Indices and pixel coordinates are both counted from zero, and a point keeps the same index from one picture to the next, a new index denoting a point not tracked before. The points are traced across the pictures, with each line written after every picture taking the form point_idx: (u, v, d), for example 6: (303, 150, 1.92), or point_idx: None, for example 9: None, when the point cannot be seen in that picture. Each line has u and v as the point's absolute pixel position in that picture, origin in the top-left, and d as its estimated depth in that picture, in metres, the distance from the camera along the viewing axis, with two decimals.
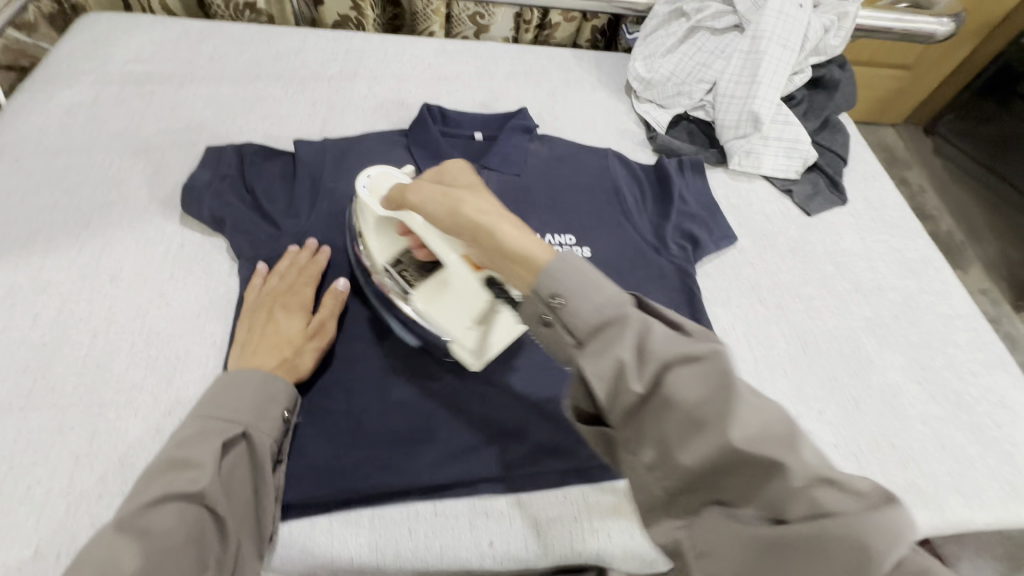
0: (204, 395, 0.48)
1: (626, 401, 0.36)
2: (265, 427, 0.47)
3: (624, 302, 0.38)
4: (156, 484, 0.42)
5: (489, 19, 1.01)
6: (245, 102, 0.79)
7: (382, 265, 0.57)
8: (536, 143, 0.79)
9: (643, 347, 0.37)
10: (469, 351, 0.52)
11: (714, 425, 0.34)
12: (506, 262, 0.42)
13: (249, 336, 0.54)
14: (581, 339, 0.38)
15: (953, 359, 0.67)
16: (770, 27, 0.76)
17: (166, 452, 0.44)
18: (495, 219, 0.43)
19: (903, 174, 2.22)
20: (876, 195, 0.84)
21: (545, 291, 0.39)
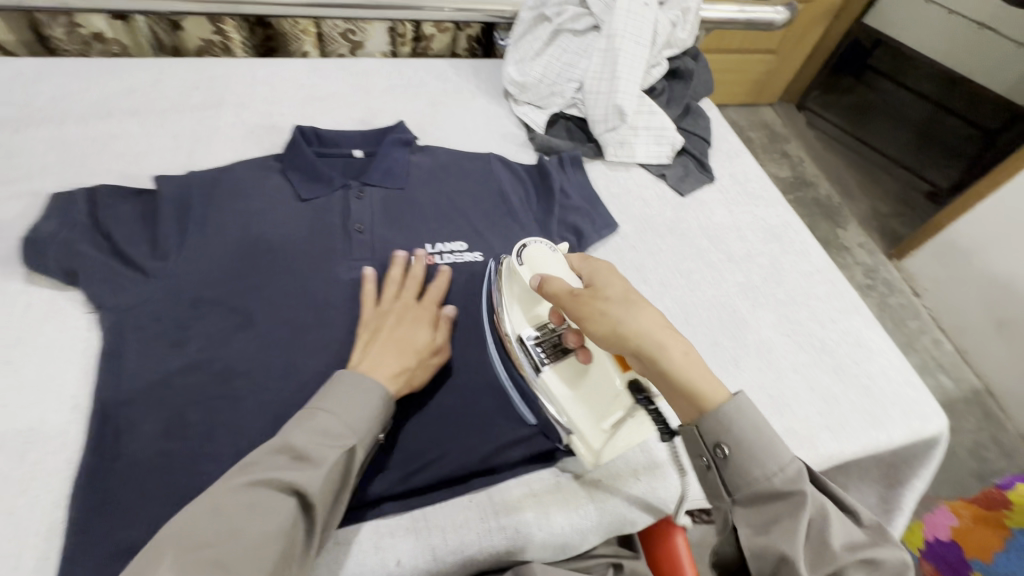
0: (326, 389, 0.52)
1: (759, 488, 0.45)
2: (370, 435, 0.51)
3: (733, 399, 0.47)
4: (256, 469, 0.46)
5: (363, 35, 1.00)
6: (95, 142, 0.73)
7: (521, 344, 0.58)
8: (418, 154, 0.80)
9: (823, 546, 0.42)
10: (590, 453, 0.55)
11: (785, 518, 0.43)
12: (672, 385, 0.48)
13: (381, 337, 0.58)
14: (721, 462, 0.47)
15: (815, 310, 0.75)
16: (623, 26, 0.81)
17: (295, 438, 0.47)
18: (673, 342, 0.48)
19: (783, 148, 2.43)
20: (740, 170, 0.92)
21: (710, 441, 0.47)
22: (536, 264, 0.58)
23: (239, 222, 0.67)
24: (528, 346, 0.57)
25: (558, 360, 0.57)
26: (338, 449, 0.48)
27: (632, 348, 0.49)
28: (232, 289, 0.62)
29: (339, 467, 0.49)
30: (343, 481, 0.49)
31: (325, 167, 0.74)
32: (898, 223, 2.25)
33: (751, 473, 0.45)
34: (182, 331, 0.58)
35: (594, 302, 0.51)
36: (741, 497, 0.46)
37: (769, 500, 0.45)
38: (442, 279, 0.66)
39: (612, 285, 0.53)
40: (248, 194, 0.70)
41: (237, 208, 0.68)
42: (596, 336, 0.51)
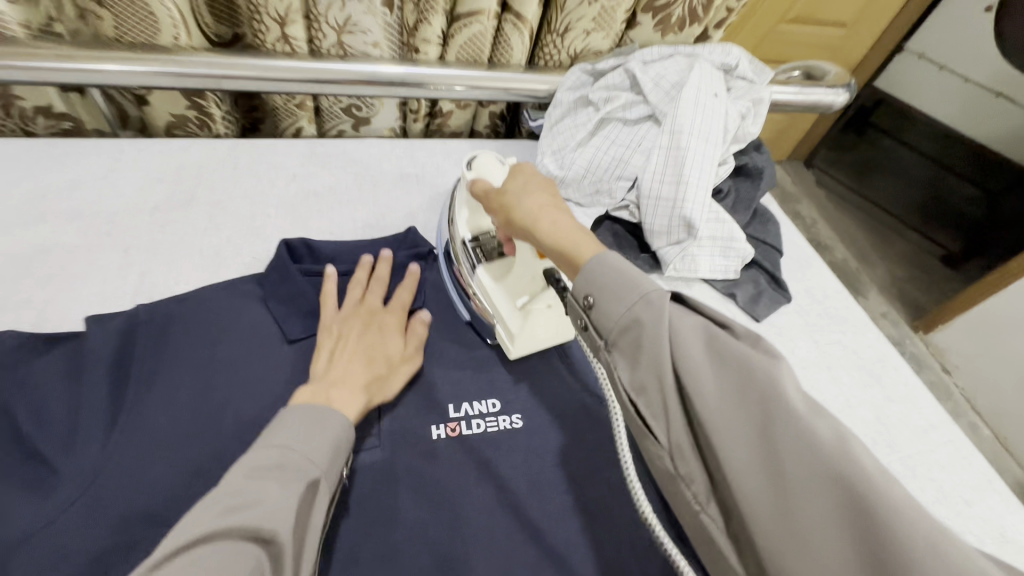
0: (272, 425, 0.44)
1: (653, 387, 0.37)
2: (332, 469, 0.44)
3: (656, 300, 0.38)
4: (200, 521, 0.35)
5: (369, 111, 0.85)
6: (17, 258, 0.56)
7: (461, 239, 0.63)
8: (432, 269, 0.66)
9: (716, 381, 0.35)
10: (506, 333, 0.59)
11: (758, 418, 0.32)
12: (549, 245, 0.47)
13: (345, 346, 0.55)
14: (611, 341, 0.40)
15: (942, 487, 0.59)
16: (689, 120, 0.67)
17: (234, 479, 0.39)
18: (555, 216, 0.48)
19: (797, 209, 2.34)
20: (816, 284, 0.77)
21: (580, 296, 0.42)
22: (478, 170, 0.61)
23: (200, 383, 0.50)
24: (471, 247, 0.62)
25: (493, 262, 0.62)
26: (303, 483, 0.41)
27: (530, 216, 0.50)
28: (182, 495, 0.45)
29: (304, 501, 0.40)
30: (307, 525, 0.40)
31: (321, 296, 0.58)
32: (920, 292, 2.15)
33: (679, 445, 0.35)
34: (103, 574, 0.41)
35: (500, 197, 0.54)
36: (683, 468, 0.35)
37: (670, 389, 0.36)
38: (412, 282, 0.62)
39: (518, 191, 0.52)
40: (214, 338, 0.53)
41: (198, 361, 0.51)
42: (496, 216, 0.55)
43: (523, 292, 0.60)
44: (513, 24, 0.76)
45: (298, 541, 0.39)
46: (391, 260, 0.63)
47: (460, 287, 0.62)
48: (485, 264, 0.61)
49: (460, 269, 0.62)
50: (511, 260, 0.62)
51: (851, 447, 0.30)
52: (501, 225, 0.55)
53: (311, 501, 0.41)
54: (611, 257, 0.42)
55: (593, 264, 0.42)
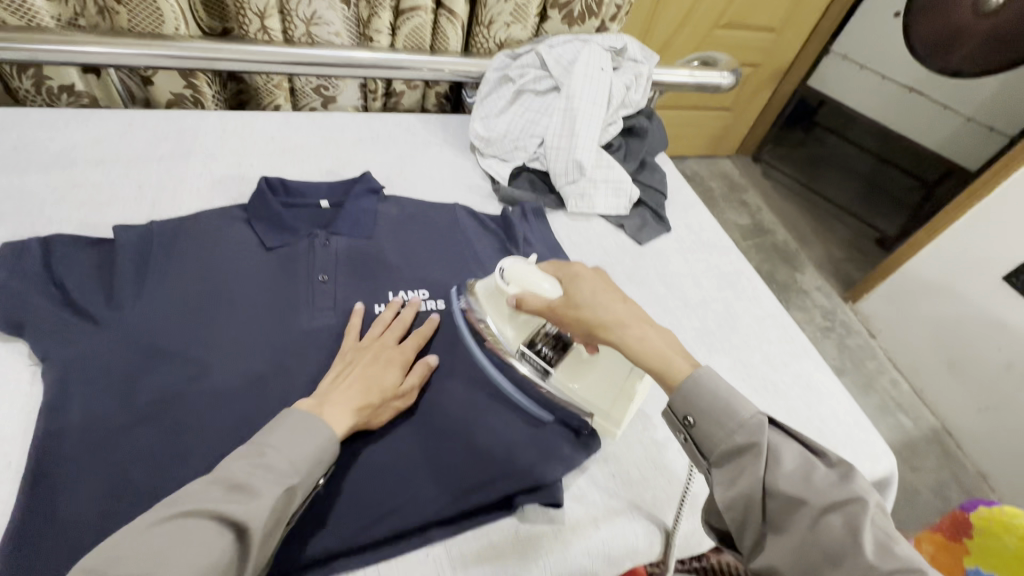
0: (270, 428, 0.52)
1: (722, 444, 0.50)
2: (310, 479, 0.51)
3: (758, 425, 0.49)
4: (184, 505, 0.44)
5: (335, 90, 1.04)
6: (55, 191, 0.73)
7: (518, 349, 0.65)
8: (384, 203, 0.83)
9: (775, 467, 0.47)
10: (603, 415, 0.63)
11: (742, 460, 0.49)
12: (637, 358, 0.55)
13: (350, 372, 0.61)
14: (714, 459, 0.51)
15: (768, 355, 0.78)
16: (580, 88, 0.88)
17: (230, 472, 0.47)
18: (639, 330, 0.56)
19: (741, 197, 2.57)
20: (694, 220, 0.97)
21: (680, 415, 0.53)
22: (516, 279, 0.63)
23: (200, 271, 0.68)
24: (528, 354, 0.64)
25: (558, 365, 0.63)
26: (282, 485, 0.48)
27: (605, 314, 0.57)
28: (187, 339, 0.61)
29: (279, 507, 0.47)
30: (279, 526, 0.47)
31: (291, 217, 0.75)
32: (852, 267, 2.37)
33: (687, 443, 0.54)
34: (131, 384, 0.57)
35: (572, 310, 0.59)
36: (715, 460, 0.51)
37: (734, 456, 0.50)
38: (427, 328, 0.68)
39: (586, 290, 0.59)
40: (211, 243, 0.71)
41: (198, 258, 0.69)
42: (567, 320, 0.59)
43: (603, 394, 0.63)
44: (447, 18, 0.96)
45: (271, 525, 0.47)
46: (415, 305, 0.70)
47: (496, 360, 0.66)
48: (554, 369, 0.63)
49: (520, 368, 0.64)
50: (578, 349, 0.64)
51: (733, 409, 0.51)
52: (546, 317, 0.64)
53: (287, 502, 0.48)
54: (708, 373, 0.52)
55: (691, 386, 0.52)
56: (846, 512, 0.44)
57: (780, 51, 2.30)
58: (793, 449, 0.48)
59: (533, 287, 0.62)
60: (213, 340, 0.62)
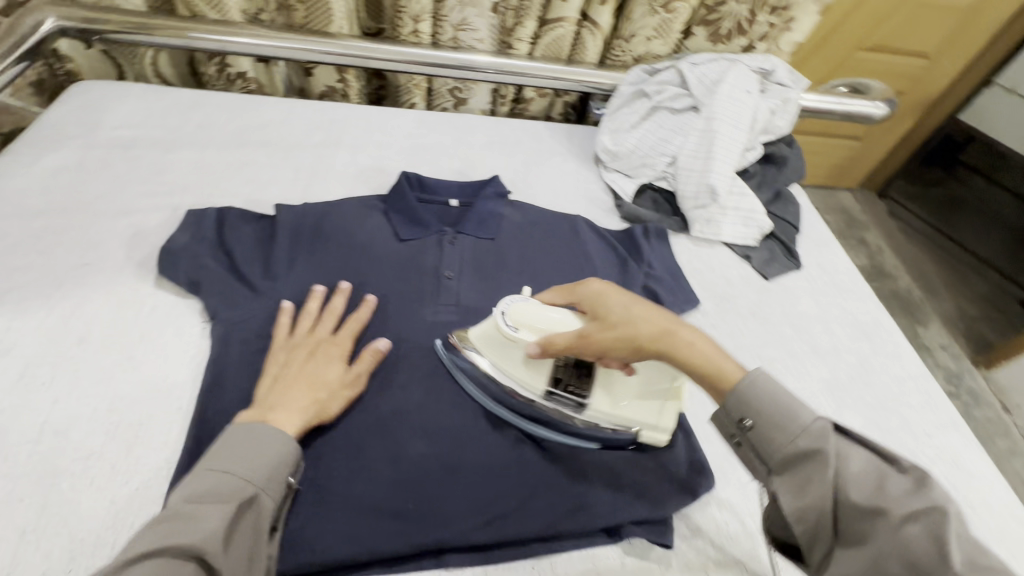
0: (212, 452, 0.49)
1: (781, 456, 0.47)
2: (269, 483, 0.49)
3: (823, 429, 0.46)
4: (146, 538, 0.41)
5: (468, 93, 1.09)
6: (228, 167, 0.82)
7: (541, 393, 0.61)
8: (509, 208, 0.84)
9: (846, 472, 0.44)
10: (651, 424, 0.59)
11: (821, 490, 0.44)
12: (696, 372, 0.52)
13: (289, 372, 0.58)
14: (772, 466, 0.47)
15: (908, 420, 0.70)
16: (723, 109, 0.83)
17: (176, 503, 0.44)
18: (687, 334, 0.53)
19: (861, 236, 2.33)
20: (828, 260, 0.90)
21: (735, 416, 0.50)
22: (526, 323, 0.59)
23: (342, 253, 0.73)
24: (556, 394, 0.60)
25: (591, 389, 0.60)
26: (235, 504, 0.45)
27: (652, 324, 0.53)
28: (328, 317, 0.66)
29: (236, 521, 0.45)
30: (256, 533, 0.46)
31: (424, 212, 0.79)
32: (989, 329, 2.08)
33: (790, 480, 0.46)
34: None
35: (613, 330, 0.53)
36: (777, 466, 0.47)
37: (799, 461, 0.46)
38: (364, 313, 0.66)
39: (643, 321, 0.53)
40: (350, 230, 0.75)
41: (341, 240, 0.74)
42: (609, 346, 0.54)
43: (647, 403, 0.59)
44: (590, 30, 0.96)
45: (246, 539, 0.45)
46: (348, 291, 0.68)
47: (513, 405, 0.61)
48: (589, 397, 0.60)
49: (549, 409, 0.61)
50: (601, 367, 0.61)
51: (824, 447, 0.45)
52: (612, 360, 0.55)
53: (253, 518, 0.46)
54: (760, 377, 0.50)
55: (747, 390, 0.49)
56: (928, 521, 0.39)
57: (934, 79, 2.05)
58: (865, 458, 0.44)
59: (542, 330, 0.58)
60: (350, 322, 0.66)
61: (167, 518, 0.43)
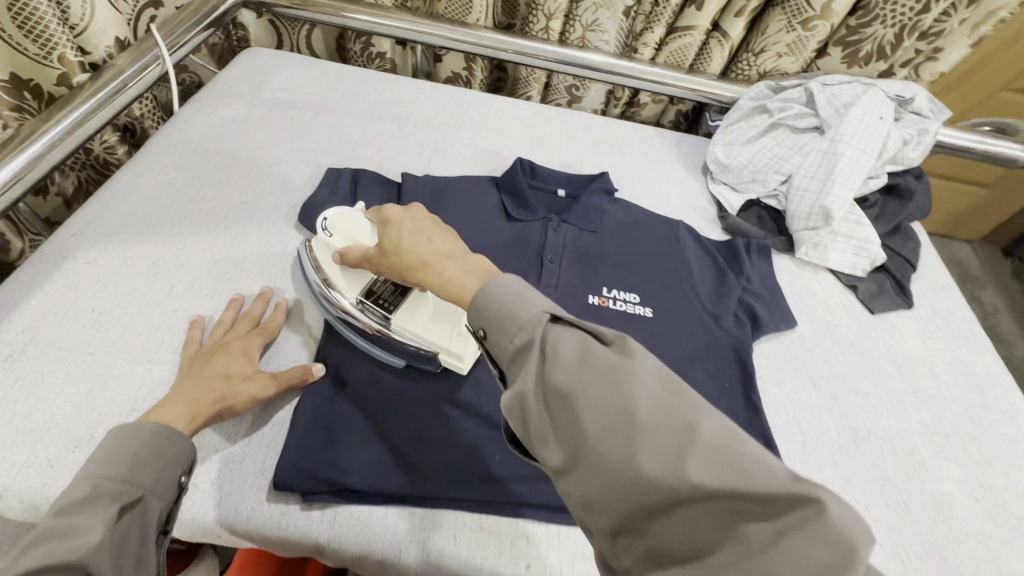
0: (91, 456, 0.48)
1: (533, 403, 0.39)
2: (164, 486, 0.48)
3: (540, 325, 0.40)
4: (30, 556, 0.41)
5: (583, 92, 1.13)
6: (365, 135, 0.91)
7: (353, 300, 0.62)
8: (614, 206, 0.86)
9: (586, 356, 0.38)
10: (442, 347, 0.60)
11: (565, 423, 0.37)
12: (449, 297, 0.48)
13: (192, 375, 0.56)
14: (512, 372, 0.41)
15: (1017, 483, 0.65)
16: (851, 132, 0.81)
17: (45, 524, 0.42)
18: (453, 261, 0.50)
19: (978, 294, 1.97)
20: (945, 304, 0.84)
21: (475, 326, 0.44)
22: (341, 232, 0.62)
23: (454, 226, 0.79)
24: (365, 304, 0.61)
25: (399, 306, 0.61)
26: (116, 509, 0.45)
27: (410, 253, 0.51)
28: None
29: (117, 527, 0.45)
30: (143, 535, 0.46)
31: (534, 199, 0.83)
32: None
33: (552, 444, 0.38)
34: None
35: (403, 241, 0.53)
36: (511, 370, 0.41)
37: (526, 357, 0.40)
38: (277, 316, 0.64)
39: (413, 224, 0.54)
40: (465, 206, 0.82)
41: (454, 213, 0.80)
42: (389, 266, 0.54)
43: (442, 324, 0.61)
44: (719, 40, 0.96)
45: (133, 540, 0.45)
46: (268, 296, 0.66)
47: (350, 326, 0.62)
48: (392, 313, 0.61)
49: (363, 322, 0.61)
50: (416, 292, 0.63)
51: (591, 353, 0.38)
52: (398, 276, 0.54)
53: (136, 519, 0.46)
54: (505, 281, 0.44)
55: (482, 296, 0.43)
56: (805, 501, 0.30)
57: None
58: (573, 336, 0.39)
59: (354, 236, 0.62)
60: None
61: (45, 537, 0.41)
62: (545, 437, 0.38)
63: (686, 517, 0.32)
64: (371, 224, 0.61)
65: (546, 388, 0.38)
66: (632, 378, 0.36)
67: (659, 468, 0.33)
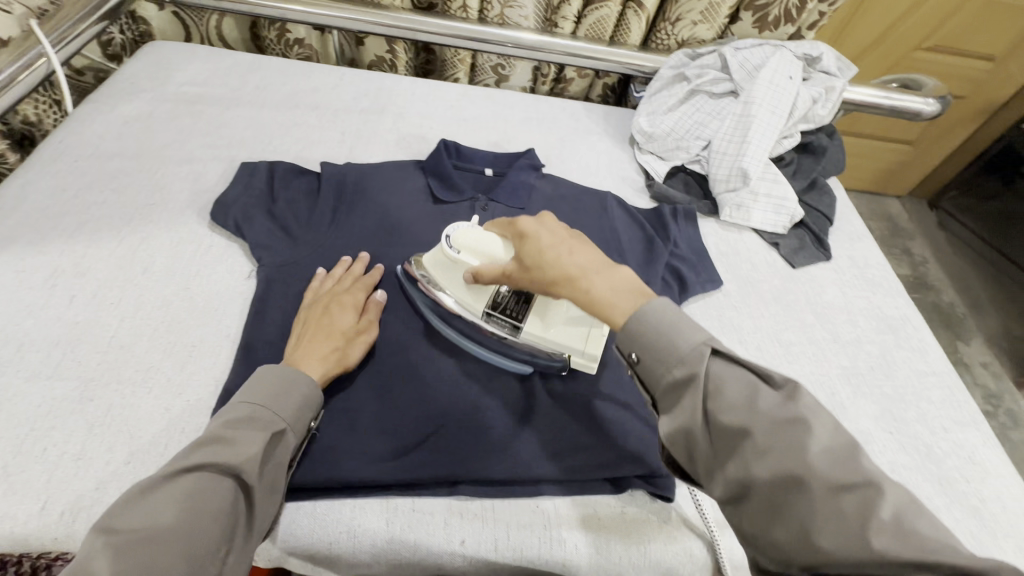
0: (245, 386, 0.52)
1: (704, 446, 0.43)
2: (298, 422, 0.52)
3: (698, 355, 0.44)
4: (196, 455, 0.45)
5: (510, 71, 1.12)
6: (282, 126, 0.88)
7: (482, 310, 0.61)
8: (542, 180, 0.86)
9: (834, 456, 0.38)
10: (579, 351, 0.59)
11: (719, 461, 0.42)
12: (589, 308, 0.49)
13: (307, 327, 0.60)
14: (666, 401, 0.45)
15: (925, 413, 0.70)
16: (762, 94, 0.84)
17: (213, 429, 0.47)
18: (602, 278, 0.50)
19: (906, 245, 2.05)
20: (861, 254, 0.88)
21: (623, 349, 0.47)
22: (466, 248, 0.59)
23: (379, 212, 0.76)
24: (494, 316, 0.61)
25: (527, 313, 0.61)
26: (267, 432, 0.49)
27: (560, 267, 0.50)
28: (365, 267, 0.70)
29: (266, 449, 0.48)
30: (278, 464, 0.49)
31: (459, 179, 0.81)
32: None
33: (728, 474, 0.41)
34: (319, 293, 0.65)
35: (540, 252, 0.52)
36: (706, 452, 0.43)
37: (728, 445, 0.41)
38: (376, 275, 0.67)
39: (549, 234, 0.53)
40: (388, 192, 0.78)
41: (380, 200, 0.77)
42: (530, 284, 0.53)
43: (580, 329, 0.60)
44: (634, 11, 0.97)
45: (265, 466, 0.48)
46: (366, 260, 0.69)
47: (486, 341, 0.62)
48: (523, 323, 0.60)
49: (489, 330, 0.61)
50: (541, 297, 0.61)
51: (723, 391, 0.43)
52: (531, 286, 0.53)
53: (277, 445, 0.49)
54: (660, 303, 0.47)
55: (639, 325, 0.46)
56: None
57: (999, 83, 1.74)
58: (737, 375, 0.43)
59: (482, 254, 0.59)
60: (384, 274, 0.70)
61: (207, 441, 0.46)
62: (713, 469, 0.42)
63: (814, 552, 0.36)
64: (492, 238, 0.58)
65: (714, 425, 0.42)
66: (808, 425, 0.40)
67: (769, 472, 0.39)
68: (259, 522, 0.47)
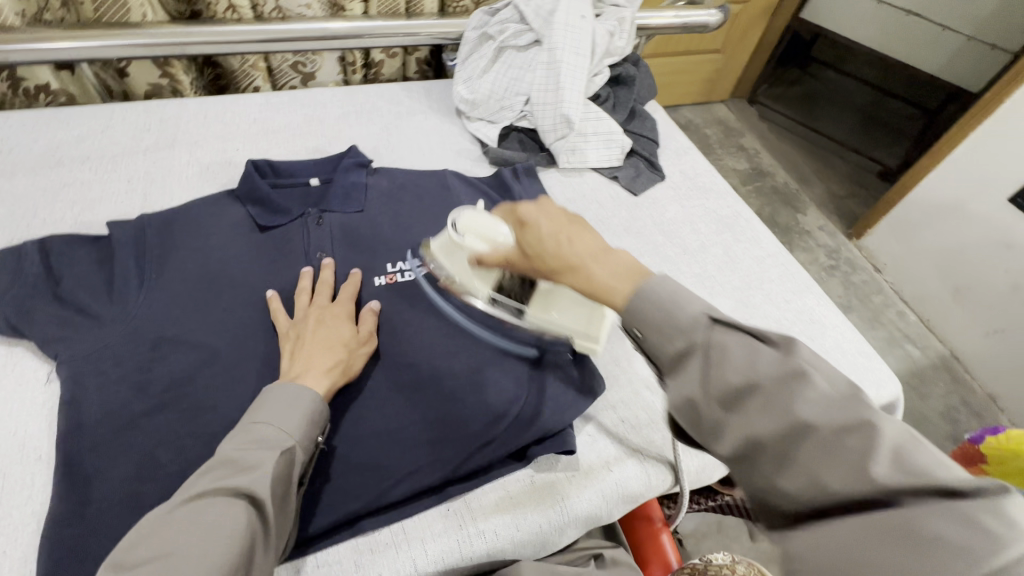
0: (253, 405, 0.49)
1: (707, 417, 0.37)
2: (307, 438, 0.48)
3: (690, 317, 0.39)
4: (203, 483, 0.43)
5: (313, 66, 1.03)
6: (45, 192, 0.73)
7: (484, 298, 0.61)
8: (373, 176, 0.79)
9: (837, 401, 0.34)
10: (582, 334, 0.60)
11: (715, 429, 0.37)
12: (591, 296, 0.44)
13: (302, 345, 0.56)
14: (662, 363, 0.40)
15: (769, 292, 0.78)
16: (562, 38, 0.85)
17: (225, 452, 0.45)
18: (607, 262, 0.44)
19: (738, 141, 2.20)
20: (689, 166, 0.95)
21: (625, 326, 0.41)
22: (471, 230, 0.57)
23: (199, 258, 0.66)
24: (499, 300, 0.61)
25: (529, 300, 0.60)
26: (276, 450, 0.45)
27: (558, 256, 0.45)
28: (195, 326, 0.61)
29: (281, 469, 0.45)
30: (290, 481, 0.46)
31: (279, 198, 0.71)
32: (856, 206, 2.00)
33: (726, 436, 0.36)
34: (146, 372, 0.57)
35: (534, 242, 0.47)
36: (707, 420, 0.37)
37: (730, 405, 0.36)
38: (355, 278, 0.64)
39: (547, 218, 0.47)
40: (202, 229, 0.69)
41: (195, 245, 0.67)
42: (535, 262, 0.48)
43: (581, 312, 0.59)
44: None
45: (280, 485, 0.45)
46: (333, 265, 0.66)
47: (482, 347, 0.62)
48: (527, 307, 0.60)
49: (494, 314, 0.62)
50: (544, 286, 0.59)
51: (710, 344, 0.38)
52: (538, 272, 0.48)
53: (288, 465, 0.46)
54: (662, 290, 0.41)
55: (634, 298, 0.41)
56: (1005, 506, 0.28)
57: None
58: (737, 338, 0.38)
59: (484, 237, 0.56)
60: (220, 327, 0.61)
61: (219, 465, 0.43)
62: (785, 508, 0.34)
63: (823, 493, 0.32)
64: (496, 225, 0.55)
65: (714, 393, 0.37)
66: (806, 377, 0.35)
67: (846, 481, 0.31)
68: (275, 541, 0.44)
